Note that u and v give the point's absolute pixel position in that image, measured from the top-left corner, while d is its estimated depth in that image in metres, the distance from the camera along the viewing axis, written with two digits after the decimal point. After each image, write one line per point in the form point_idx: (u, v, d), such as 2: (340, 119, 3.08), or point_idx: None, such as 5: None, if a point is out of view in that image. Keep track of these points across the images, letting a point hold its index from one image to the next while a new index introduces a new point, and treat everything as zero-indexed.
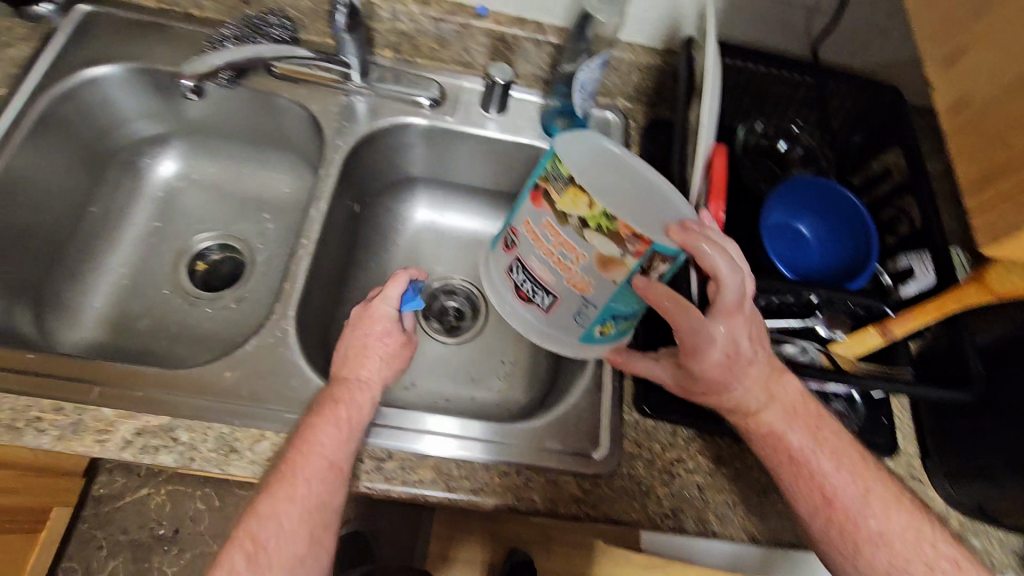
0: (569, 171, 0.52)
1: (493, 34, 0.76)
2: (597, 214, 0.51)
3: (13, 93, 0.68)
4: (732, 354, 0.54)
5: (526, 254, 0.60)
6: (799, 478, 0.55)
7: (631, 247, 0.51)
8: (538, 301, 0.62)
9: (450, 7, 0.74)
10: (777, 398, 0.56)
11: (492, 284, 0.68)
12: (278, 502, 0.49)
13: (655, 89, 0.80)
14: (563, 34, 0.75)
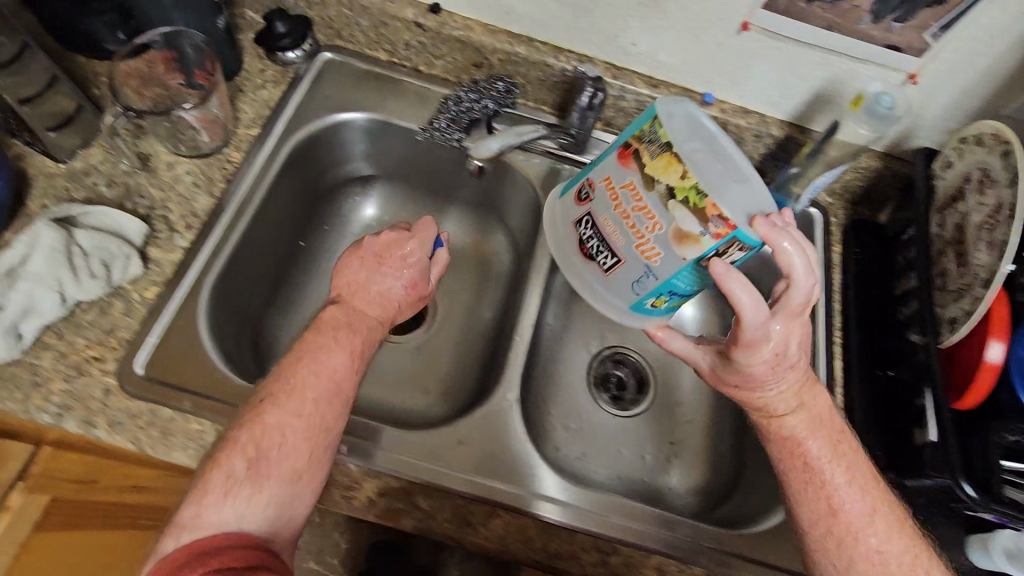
0: (670, 138, 0.55)
1: (716, 121, 0.76)
2: (688, 187, 0.54)
3: (265, 133, 0.71)
4: (780, 354, 0.57)
5: (598, 211, 0.64)
6: (812, 483, 0.57)
7: (713, 228, 0.54)
8: (600, 260, 0.66)
9: (679, 91, 0.75)
10: (806, 405, 0.60)
11: (556, 240, 0.72)
12: (286, 418, 0.51)
13: (868, 191, 0.79)
14: (787, 130, 0.75)
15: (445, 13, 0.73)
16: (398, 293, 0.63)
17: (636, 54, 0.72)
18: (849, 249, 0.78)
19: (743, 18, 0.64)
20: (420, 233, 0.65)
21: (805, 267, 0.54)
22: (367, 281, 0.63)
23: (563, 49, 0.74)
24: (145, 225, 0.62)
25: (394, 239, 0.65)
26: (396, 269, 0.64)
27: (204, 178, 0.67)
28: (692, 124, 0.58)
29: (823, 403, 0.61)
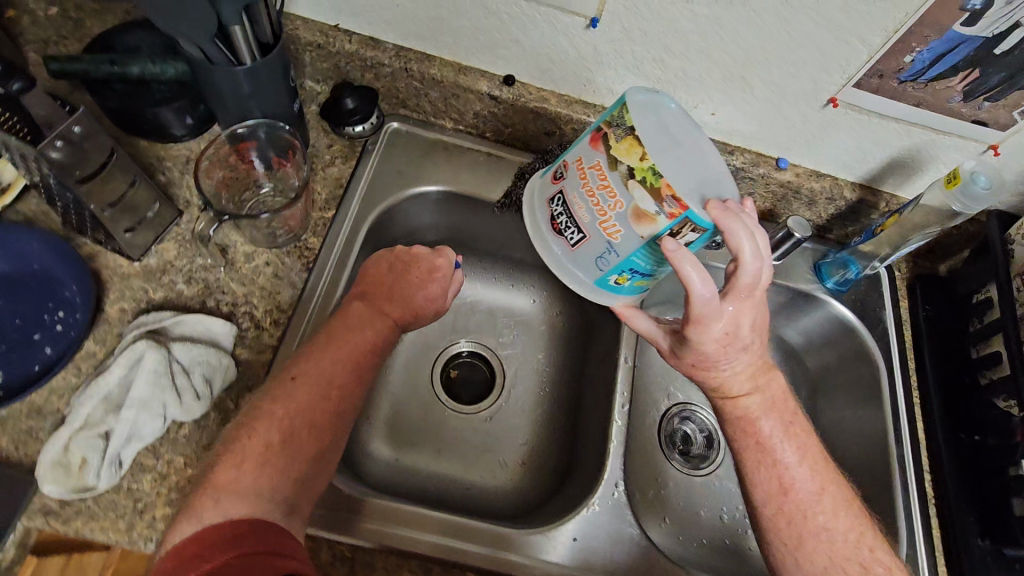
0: (631, 116, 0.50)
1: (789, 185, 0.76)
2: (645, 168, 0.49)
3: (339, 215, 0.68)
4: (731, 333, 0.53)
5: (569, 189, 0.56)
6: (766, 464, 0.57)
7: (668, 208, 0.48)
8: (566, 240, 0.59)
9: (754, 157, 0.74)
10: (761, 387, 0.58)
11: (528, 218, 0.64)
12: (295, 392, 0.53)
13: (930, 246, 0.80)
14: (858, 192, 0.75)
15: (519, 84, 0.72)
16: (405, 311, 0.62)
17: (713, 123, 0.72)
18: (918, 304, 0.80)
19: (832, 95, 0.64)
20: (441, 258, 0.65)
21: (754, 252, 0.49)
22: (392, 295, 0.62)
23: None
24: (234, 326, 0.58)
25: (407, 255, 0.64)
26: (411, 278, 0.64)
27: (285, 267, 0.64)
28: (661, 102, 0.53)
29: (779, 387, 0.59)
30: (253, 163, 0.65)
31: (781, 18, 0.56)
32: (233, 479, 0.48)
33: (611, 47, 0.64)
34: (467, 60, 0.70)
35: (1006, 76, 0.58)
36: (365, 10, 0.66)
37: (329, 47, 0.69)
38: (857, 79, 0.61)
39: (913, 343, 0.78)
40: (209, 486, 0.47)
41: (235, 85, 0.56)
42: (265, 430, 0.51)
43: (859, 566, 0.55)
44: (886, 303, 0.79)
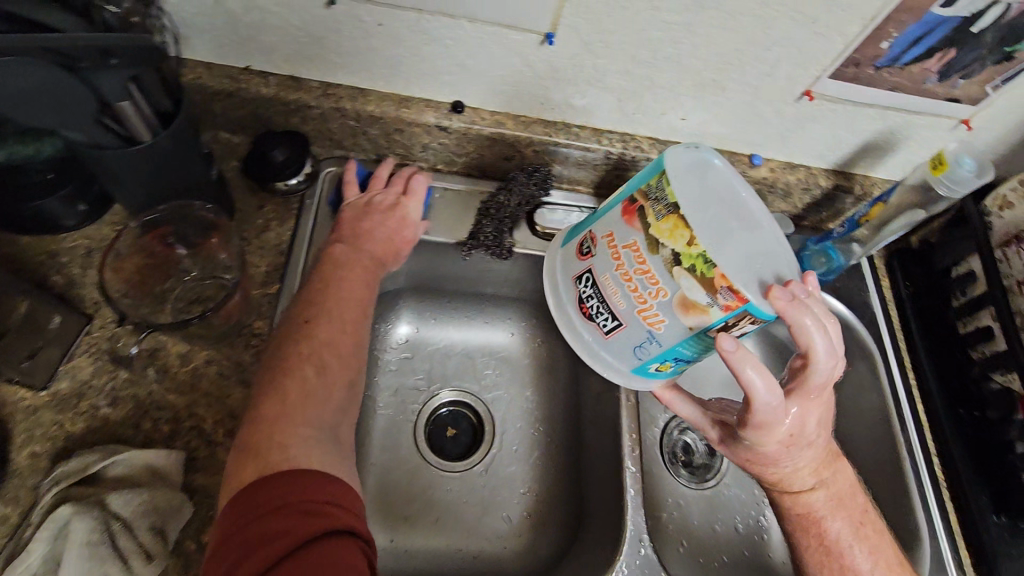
0: (675, 196, 0.48)
1: (765, 182, 0.73)
2: (695, 255, 0.47)
3: (284, 287, 0.59)
4: (795, 434, 0.55)
5: (600, 270, 0.55)
6: (834, 567, 0.59)
7: (723, 300, 0.47)
8: (600, 323, 0.57)
9: (726, 157, 0.71)
10: (826, 483, 0.60)
11: (555, 300, 0.62)
12: (311, 350, 0.49)
13: None
14: (833, 180, 0.73)
15: (469, 110, 0.64)
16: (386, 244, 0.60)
17: (682, 127, 0.67)
18: (899, 281, 0.78)
19: (806, 87, 0.61)
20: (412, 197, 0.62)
21: (825, 351, 0.51)
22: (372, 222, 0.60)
23: (603, 130, 0.68)
24: (179, 451, 0.48)
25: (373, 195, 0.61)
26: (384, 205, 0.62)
27: (234, 361, 0.54)
28: (702, 177, 0.51)
29: (842, 480, 0.61)
30: (171, 246, 0.55)
31: (753, 16, 0.52)
32: (274, 452, 0.43)
33: (569, 62, 0.58)
34: (407, 90, 0.62)
35: (977, 54, 0.56)
36: (282, 48, 0.57)
37: (242, 94, 0.59)
38: (830, 70, 0.59)
39: (901, 322, 0.76)
40: (267, 426, 0.44)
41: (142, 163, 0.46)
42: (254, 461, 0.43)
43: None
44: (869, 285, 0.78)
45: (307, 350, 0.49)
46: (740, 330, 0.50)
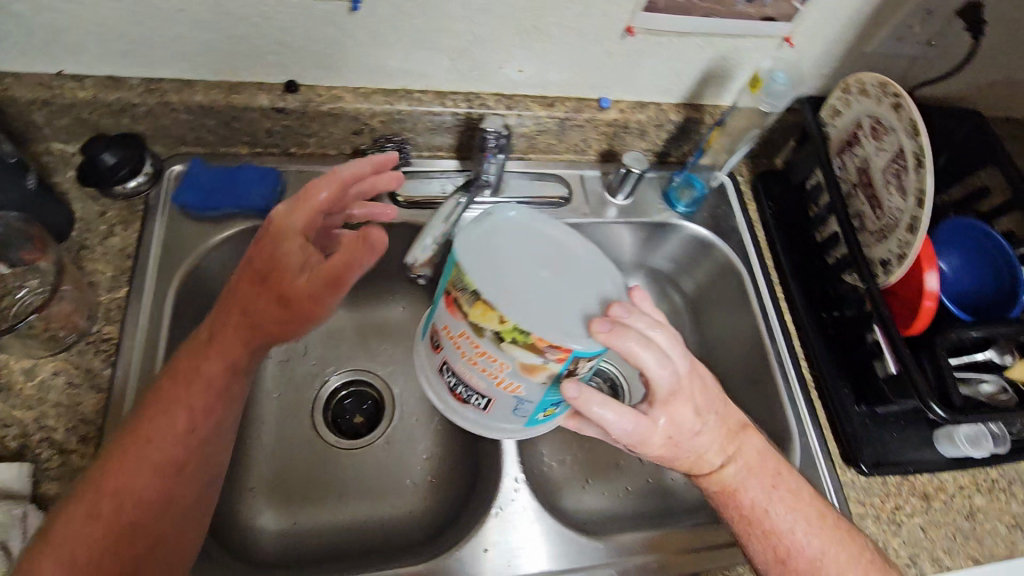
0: (475, 282, 0.49)
1: (617, 123, 0.74)
2: (512, 329, 0.48)
3: (133, 289, 0.58)
4: (675, 432, 0.57)
5: (452, 360, 0.56)
6: (758, 534, 0.61)
7: (552, 356, 0.49)
8: (475, 403, 0.59)
9: (574, 104, 0.72)
10: (734, 456, 0.61)
11: (427, 381, 0.63)
12: (143, 437, 0.49)
13: (760, 145, 0.83)
14: (684, 112, 0.75)
15: (305, 88, 0.64)
16: (270, 301, 0.52)
17: (523, 79, 0.69)
18: (763, 202, 0.82)
19: (625, 24, 0.63)
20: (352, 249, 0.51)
21: (656, 360, 0.53)
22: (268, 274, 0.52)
23: (448, 93, 0.68)
24: (26, 464, 0.49)
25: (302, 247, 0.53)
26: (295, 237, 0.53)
27: (82, 370, 0.54)
28: (499, 244, 0.53)
29: (752, 448, 0.62)
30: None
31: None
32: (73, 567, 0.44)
33: (387, 26, 0.59)
34: (236, 76, 0.62)
35: None
36: (90, 48, 0.56)
37: (59, 100, 0.58)
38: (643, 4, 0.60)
39: (768, 241, 0.80)
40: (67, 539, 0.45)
41: None
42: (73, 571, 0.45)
43: None
44: (736, 210, 0.81)
45: (156, 417, 0.50)
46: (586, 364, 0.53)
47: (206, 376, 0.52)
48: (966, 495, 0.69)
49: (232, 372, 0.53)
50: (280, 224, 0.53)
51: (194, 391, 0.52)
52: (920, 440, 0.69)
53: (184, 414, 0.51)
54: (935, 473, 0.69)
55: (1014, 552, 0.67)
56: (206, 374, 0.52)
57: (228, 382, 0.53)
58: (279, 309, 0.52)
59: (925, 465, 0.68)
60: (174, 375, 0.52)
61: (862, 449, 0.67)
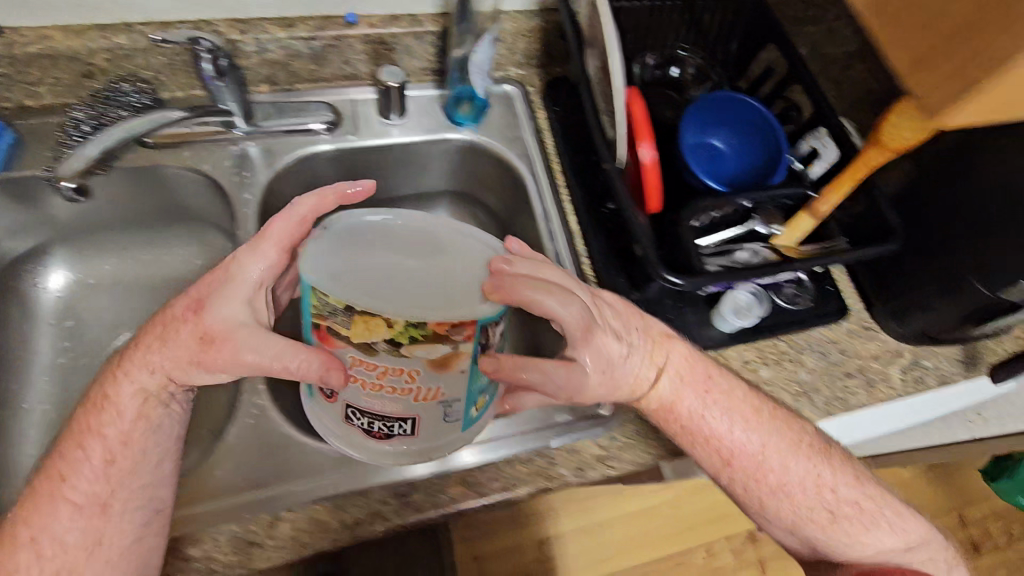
0: (343, 297, 0.45)
1: (371, 39, 0.72)
2: (402, 329, 0.45)
3: None
4: (607, 368, 0.56)
5: (354, 399, 0.51)
6: (699, 441, 0.60)
7: (461, 336, 0.46)
8: (397, 432, 0.53)
9: (318, 23, 0.70)
10: (664, 367, 0.59)
11: (325, 425, 0.56)
12: (71, 459, 0.51)
13: (544, 50, 0.80)
14: (441, 21, 0.73)
15: (9, 32, 0.62)
16: (192, 338, 0.50)
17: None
18: (550, 109, 0.80)
19: None
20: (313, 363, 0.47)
21: (558, 301, 0.53)
22: (203, 307, 0.50)
23: (173, 22, 0.66)
24: None
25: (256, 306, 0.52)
26: (249, 279, 0.52)
27: None
28: (341, 258, 0.50)
29: (678, 354, 0.61)
30: None
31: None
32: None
33: None
34: None
35: None
36: None
37: None
38: None
39: (553, 146, 0.78)
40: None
41: None
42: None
43: (827, 509, 0.61)
44: (523, 120, 0.80)
45: (81, 442, 0.51)
46: (496, 332, 0.51)
47: (116, 402, 0.52)
48: (750, 368, 0.69)
49: (149, 396, 0.52)
50: (240, 265, 0.52)
51: (111, 422, 0.52)
52: (697, 320, 0.69)
53: (97, 446, 0.51)
54: (716, 352, 0.69)
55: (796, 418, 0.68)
56: (117, 400, 0.52)
57: (140, 409, 0.52)
58: (199, 348, 0.50)
59: (702, 344, 0.68)
60: (88, 405, 0.53)
61: None
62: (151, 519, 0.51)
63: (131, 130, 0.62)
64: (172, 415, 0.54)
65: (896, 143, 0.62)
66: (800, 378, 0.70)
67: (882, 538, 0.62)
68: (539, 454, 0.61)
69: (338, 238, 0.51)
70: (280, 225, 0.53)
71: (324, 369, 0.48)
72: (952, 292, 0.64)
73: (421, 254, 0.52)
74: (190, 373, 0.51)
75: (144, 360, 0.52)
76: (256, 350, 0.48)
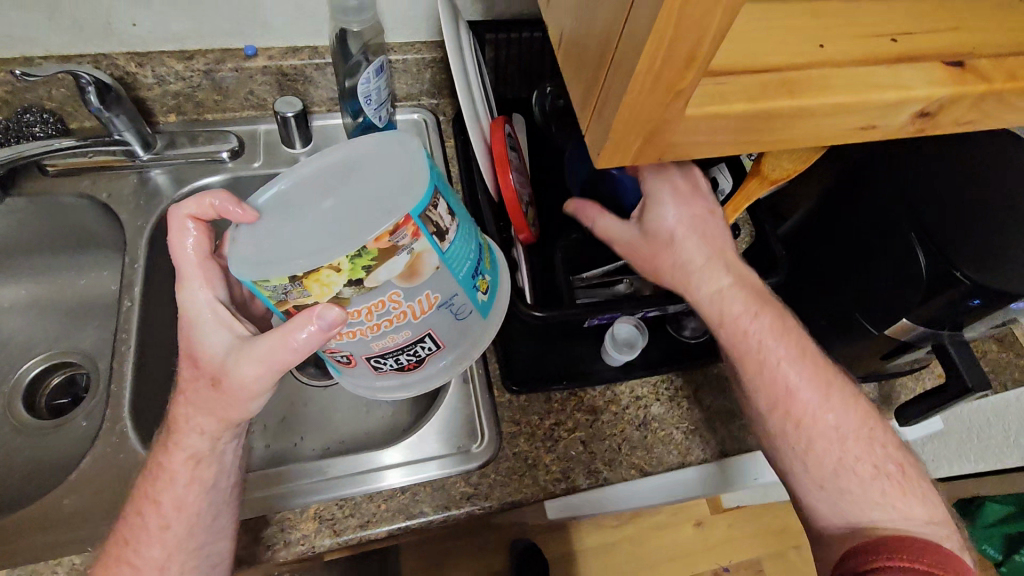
0: (281, 271, 0.42)
1: (271, 70, 0.73)
2: (350, 266, 0.41)
3: None
4: (700, 215, 0.56)
5: (360, 350, 0.50)
6: (761, 375, 0.54)
7: (403, 238, 0.42)
8: (421, 354, 0.53)
9: (216, 55, 0.71)
10: (744, 292, 0.55)
11: (374, 386, 0.57)
12: (134, 522, 0.51)
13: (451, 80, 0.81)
14: None
15: None
16: (203, 387, 0.49)
17: (146, 35, 0.68)
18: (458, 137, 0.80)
19: None
20: (302, 331, 0.43)
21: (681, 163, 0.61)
22: (193, 355, 0.50)
23: (72, 56, 0.68)
24: None
25: (227, 321, 0.50)
26: (205, 310, 0.51)
27: None
28: (265, 238, 0.47)
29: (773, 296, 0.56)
30: None
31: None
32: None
33: None
34: None
35: None
36: None
37: None
38: None
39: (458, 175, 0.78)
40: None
41: None
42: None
43: (874, 466, 0.52)
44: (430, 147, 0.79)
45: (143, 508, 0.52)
46: (445, 212, 0.46)
47: (170, 468, 0.51)
48: (641, 406, 0.66)
49: (196, 459, 0.51)
50: (189, 306, 0.51)
51: (169, 487, 0.51)
52: (587, 352, 0.67)
53: (161, 513, 0.51)
54: (607, 386, 0.66)
55: (686, 460, 0.64)
56: (169, 465, 0.51)
57: (192, 473, 0.51)
58: (211, 391, 0.49)
59: (589, 379, 0.66)
60: (146, 474, 0.52)
61: (509, 367, 0.65)
62: (211, 570, 0.51)
63: (16, 155, 0.64)
64: (225, 469, 0.53)
65: (775, 175, 0.59)
66: (696, 416, 0.66)
67: (920, 510, 0.51)
68: (403, 489, 0.59)
69: (250, 225, 0.48)
70: (181, 250, 0.52)
71: (321, 332, 0.43)
72: (842, 328, 0.62)
73: (329, 196, 0.48)
74: (228, 416, 0.50)
75: (188, 425, 0.51)
76: (252, 369, 0.46)
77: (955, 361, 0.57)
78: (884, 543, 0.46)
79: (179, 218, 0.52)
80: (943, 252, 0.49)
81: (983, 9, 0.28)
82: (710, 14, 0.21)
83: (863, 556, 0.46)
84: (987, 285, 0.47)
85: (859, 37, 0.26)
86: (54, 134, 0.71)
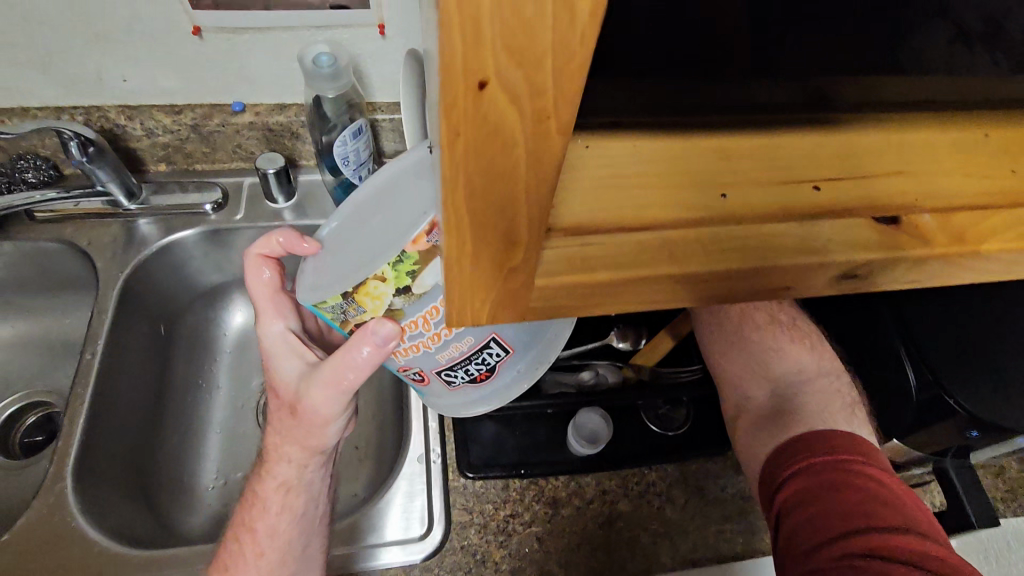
0: (335, 289, 0.37)
1: (257, 126, 0.73)
2: (394, 274, 0.34)
3: None
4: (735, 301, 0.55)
5: (427, 364, 0.43)
6: (712, 327, 0.56)
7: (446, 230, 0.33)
8: (495, 358, 0.45)
9: (205, 110, 0.71)
10: (771, 319, 0.55)
11: (457, 402, 0.51)
12: (234, 548, 0.54)
13: None
14: None
15: None
16: (285, 413, 0.54)
17: (137, 90, 0.69)
18: None
19: (189, 23, 0.62)
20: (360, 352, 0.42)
21: None
22: (274, 383, 0.55)
23: (65, 107, 0.69)
24: None
25: (300, 349, 0.55)
26: (279, 339, 0.56)
27: None
28: (328, 264, 0.43)
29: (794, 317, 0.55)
30: None
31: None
32: None
33: None
34: None
35: None
36: None
37: None
38: (190, 2, 0.61)
39: None
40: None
41: None
42: None
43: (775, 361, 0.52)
44: None
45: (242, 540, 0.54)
46: None
47: (263, 495, 0.55)
48: (607, 500, 0.61)
49: (286, 486, 0.55)
50: (266, 336, 0.56)
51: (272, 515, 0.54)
52: (552, 440, 0.61)
53: (262, 540, 0.54)
54: (571, 477, 0.61)
55: (651, 566, 0.58)
56: (265, 494, 0.55)
57: (284, 500, 0.54)
58: (292, 416, 0.53)
59: (551, 469, 0.60)
60: (241, 504, 0.56)
61: (468, 450, 0.61)
62: None
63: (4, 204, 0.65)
64: (313, 496, 0.56)
65: None
66: (667, 518, 0.61)
67: (810, 366, 0.52)
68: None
69: (319, 257, 0.45)
70: (257, 285, 0.57)
71: (381, 348, 0.40)
72: None
73: (387, 205, 0.42)
74: (309, 442, 0.54)
75: (278, 453, 0.55)
76: (326, 395, 0.50)
77: (957, 487, 0.50)
78: (803, 443, 0.43)
79: (255, 259, 0.56)
80: (931, 372, 0.44)
81: (935, 154, 0.24)
82: (513, 186, 0.14)
83: (784, 464, 0.43)
84: (978, 417, 0.42)
85: (778, 184, 0.22)
86: (46, 179, 0.72)
